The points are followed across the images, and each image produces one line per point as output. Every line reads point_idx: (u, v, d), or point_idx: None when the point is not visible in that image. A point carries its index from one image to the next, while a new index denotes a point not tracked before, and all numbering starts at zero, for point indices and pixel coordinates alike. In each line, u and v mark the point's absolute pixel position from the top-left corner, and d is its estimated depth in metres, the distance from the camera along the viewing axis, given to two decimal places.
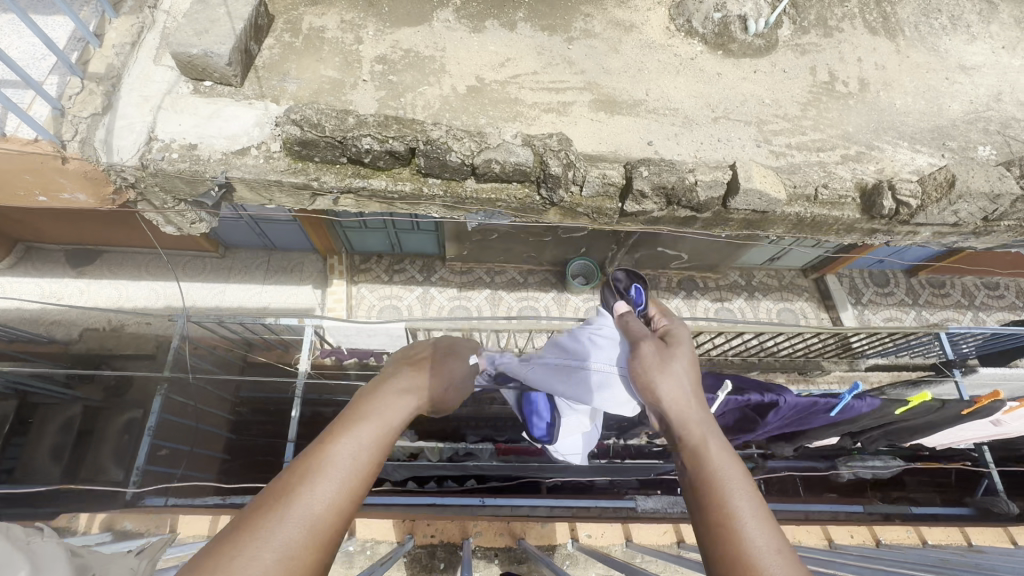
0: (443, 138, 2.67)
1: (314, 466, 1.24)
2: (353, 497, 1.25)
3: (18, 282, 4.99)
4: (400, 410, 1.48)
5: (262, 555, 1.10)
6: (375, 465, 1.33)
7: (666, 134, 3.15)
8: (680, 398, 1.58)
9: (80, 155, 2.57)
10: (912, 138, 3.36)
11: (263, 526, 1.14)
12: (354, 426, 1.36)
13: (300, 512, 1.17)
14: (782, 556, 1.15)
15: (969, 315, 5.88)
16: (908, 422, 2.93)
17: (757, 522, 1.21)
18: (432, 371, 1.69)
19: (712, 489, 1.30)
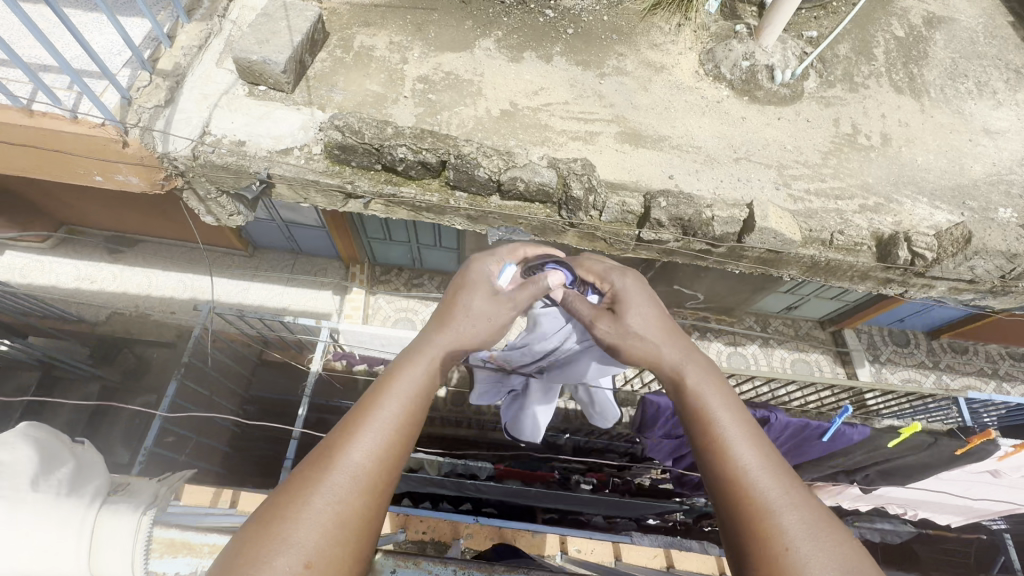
0: (474, 154, 2.83)
1: (350, 425, 1.30)
2: (390, 446, 1.31)
3: (59, 262, 5.25)
4: (429, 365, 1.50)
5: (317, 507, 1.16)
6: (415, 419, 1.37)
7: (687, 169, 3.27)
8: (659, 347, 1.64)
9: (139, 141, 2.78)
10: (932, 194, 3.40)
11: (311, 482, 1.20)
12: (389, 386, 1.40)
13: (343, 466, 1.23)
14: (765, 464, 1.35)
15: (991, 383, 5.73)
16: (901, 459, 2.86)
17: (742, 441, 1.40)
18: (450, 322, 1.62)
19: (702, 424, 1.44)
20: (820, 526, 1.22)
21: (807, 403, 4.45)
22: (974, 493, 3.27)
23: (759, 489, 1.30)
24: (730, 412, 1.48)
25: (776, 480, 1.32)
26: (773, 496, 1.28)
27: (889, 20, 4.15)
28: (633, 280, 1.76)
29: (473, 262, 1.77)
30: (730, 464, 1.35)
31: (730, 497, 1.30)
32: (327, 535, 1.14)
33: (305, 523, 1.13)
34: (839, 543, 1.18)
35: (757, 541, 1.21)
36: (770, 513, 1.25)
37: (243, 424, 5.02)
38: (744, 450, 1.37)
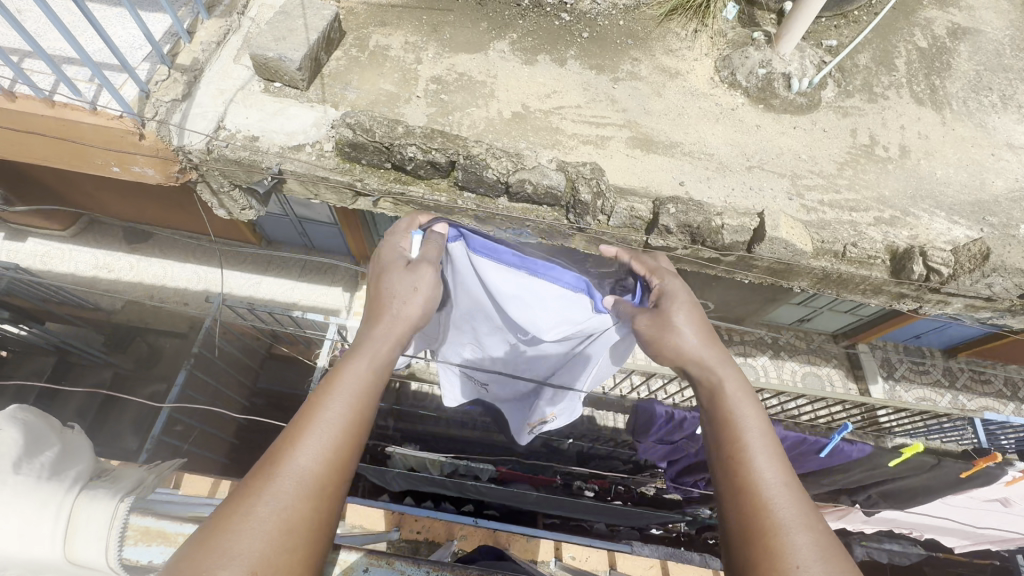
0: (483, 155, 2.83)
1: (299, 426, 1.27)
2: (341, 446, 1.27)
3: (78, 250, 5.35)
4: (371, 360, 1.49)
5: (261, 509, 1.12)
6: (362, 415, 1.35)
7: (698, 177, 3.23)
8: (695, 349, 1.68)
9: (156, 134, 2.83)
10: (951, 209, 3.32)
11: (254, 491, 1.15)
12: (333, 386, 1.37)
13: (290, 470, 1.19)
14: (786, 484, 1.31)
15: (1009, 405, 5.57)
16: (906, 482, 2.79)
17: (767, 457, 1.37)
18: (381, 314, 1.64)
19: (731, 430, 1.45)
20: (829, 552, 1.16)
21: (816, 417, 4.35)
22: (984, 517, 3.18)
23: (774, 505, 1.27)
24: (759, 427, 1.46)
25: (795, 503, 1.27)
26: (786, 515, 1.24)
27: (912, 30, 4.08)
28: (677, 284, 1.87)
29: (382, 251, 1.83)
30: (749, 476, 1.34)
31: (746, 511, 1.28)
32: (272, 538, 1.09)
33: (249, 532, 1.08)
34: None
35: (765, 555, 1.18)
36: (781, 531, 1.21)
37: (249, 416, 5.07)
38: (767, 465, 1.35)
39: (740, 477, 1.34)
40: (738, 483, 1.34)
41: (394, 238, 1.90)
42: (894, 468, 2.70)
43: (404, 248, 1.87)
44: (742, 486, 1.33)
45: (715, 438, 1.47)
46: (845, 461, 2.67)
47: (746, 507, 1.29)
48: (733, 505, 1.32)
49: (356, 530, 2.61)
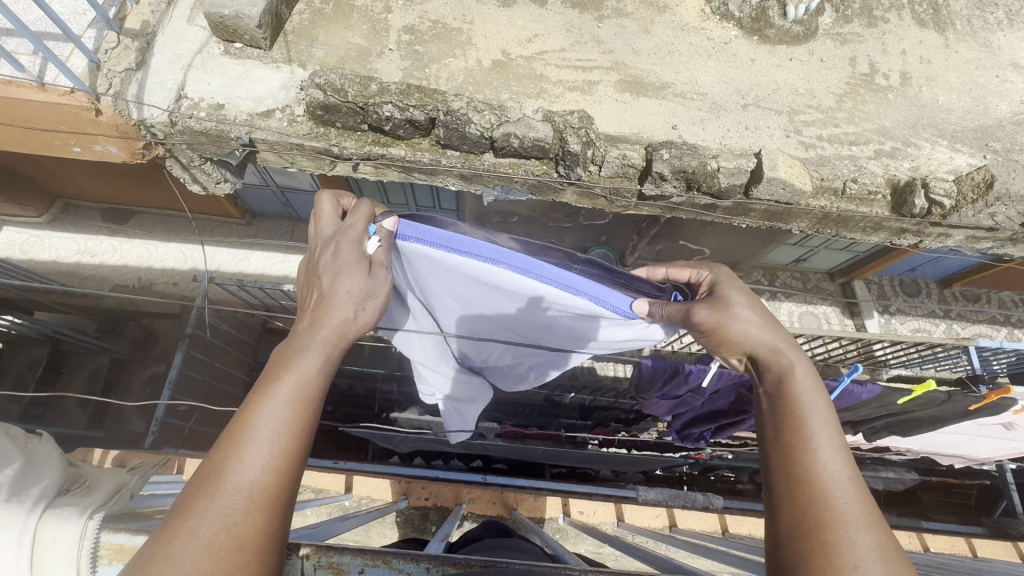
0: (464, 110, 2.67)
1: (242, 434, 1.12)
2: (291, 455, 1.14)
3: (55, 236, 5.15)
4: (322, 360, 1.32)
5: (200, 529, 0.98)
6: (310, 417, 1.21)
7: (692, 119, 3.08)
8: (761, 335, 1.58)
9: (113, 108, 2.64)
10: (953, 137, 3.20)
11: (194, 510, 1.01)
12: (281, 388, 1.22)
13: (234, 485, 1.05)
14: (850, 481, 1.22)
15: (1003, 331, 5.63)
16: (917, 415, 2.81)
17: (831, 450, 1.29)
18: (327, 310, 1.42)
19: (794, 417, 1.38)
20: (888, 552, 1.09)
21: (815, 355, 4.37)
22: (980, 443, 3.25)
23: (839, 500, 1.19)
24: (824, 417, 1.36)
25: (858, 497, 1.19)
26: (847, 511, 1.16)
27: None
28: (728, 275, 1.77)
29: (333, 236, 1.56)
30: (809, 467, 1.26)
31: (802, 507, 1.21)
32: (212, 562, 0.95)
33: (189, 555, 0.94)
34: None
35: (823, 550, 1.11)
36: (841, 526, 1.14)
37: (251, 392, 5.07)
38: (832, 457, 1.26)
39: (798, 468, 1.28)
40: (801, 475, 1.26)
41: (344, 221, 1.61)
42: (901, 404, 2.71)
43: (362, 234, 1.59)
44: (800, 479, 1.26)
45: (778, 427, 1.39)
46: (853, 401, 2.66)
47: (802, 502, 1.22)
48: (787, 494, 1.26)
49: (366, 502, 2.63)
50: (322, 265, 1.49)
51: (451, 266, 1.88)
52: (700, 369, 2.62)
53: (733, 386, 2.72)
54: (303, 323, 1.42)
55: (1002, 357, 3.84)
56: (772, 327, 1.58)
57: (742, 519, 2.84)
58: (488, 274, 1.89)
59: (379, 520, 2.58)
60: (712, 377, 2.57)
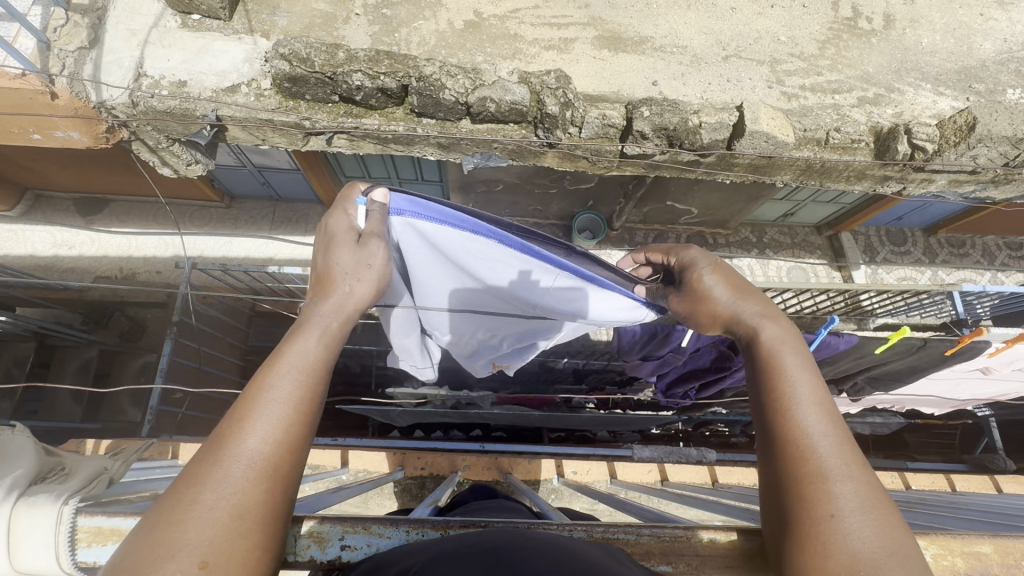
0: (436, 75, 2.58)
1: (247, 405, 1.08)
2: (294, 429, 1.09)
3: (29, 229, 5.01)
4: (326, 335, 1.27)
5: (202, 497, 0.94)
6: (318, 393, 1.16)
7: (672, 74, 3.01)
8: (735, 307, 1.53)
9: (68, 91, 2.52)
10: (936, 80, 3.15)
11: (197, 476, 0.97)
12: (286, 361, 1.17)
13: (238, 454, 1.01)
14: (835, 436, 1.16)
15: (987, 275, 5.69)
16: (892, 365, 2.89)
17: (813, 406, 1.21)
18: (332, 287, 1.39)
19: (771, 377, 1.29)
20: (869, 502, 1.05)
21: (802, 308, 4.42)
22: (961, 386, 3.33)
23: (821, 451, 1.14)
24: (800, 373, 1.29)
25: (839, 452, 1.13)
26: (831, 463, 1.11)
27: None
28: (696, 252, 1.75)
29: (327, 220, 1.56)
30: (788, 428, 1.19)
31: (785, 466, 1.15)
32: (210, 531, 0.91)
33: (192, 524, 0.91)
34: (899, 536, 1.01)
35: (805, 506, 1.07)
36: (822, 482, 1.09)
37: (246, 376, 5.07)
38: (813, 415, 1.19)
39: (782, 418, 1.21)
40: (782, 437, 1.19)
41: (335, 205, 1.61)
42: (879, 354, 2.78)
43: (349, 215, 1.60)
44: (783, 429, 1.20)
45: (758, 385, 1.32)
46: (832, 352, 2.67)
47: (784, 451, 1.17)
48: (769, 444, 1.22)
49: (362, 475, 2.68)
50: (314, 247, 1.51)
51: (439, 239, 1.93)
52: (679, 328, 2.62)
53: (712, 343, 2.74)
54: (312, 296, 1.38)
55: (984, 299, 3.90)
56: (746, 293, 1.54)
57: (731, 470, 2.92)
58: (476, 246, 1.95)
59: (376, 491, 2.64)
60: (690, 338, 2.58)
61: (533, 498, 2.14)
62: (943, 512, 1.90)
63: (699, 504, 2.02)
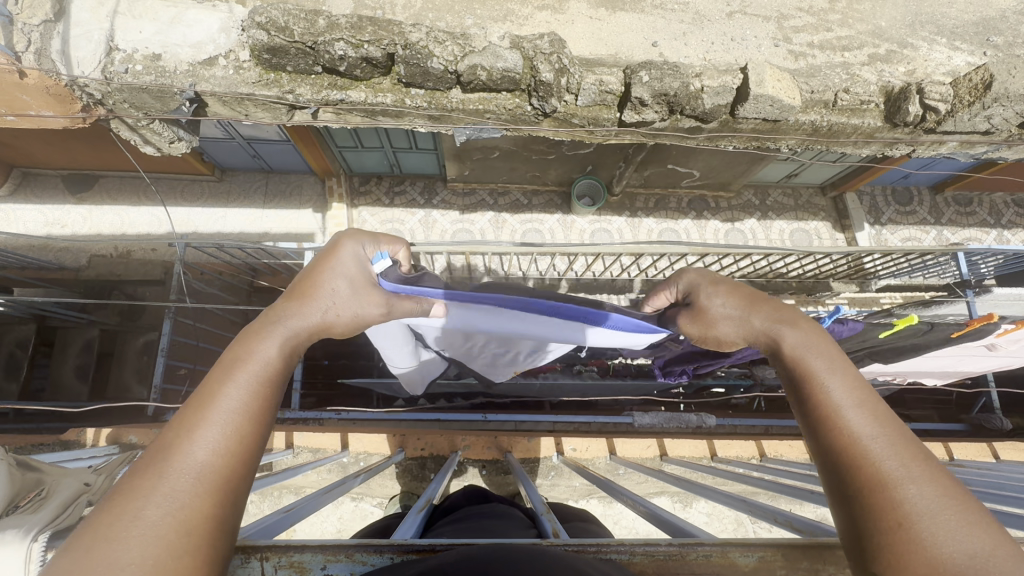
0: (423, 42, 2.46)
1: (197, 413, 1.06)
2: (245, 442, 1.07)
3: (20, 209, 4.91)
4: (279, 344, 1.25)
5: (144, 511, 0.93)
6: (270, 403, 1.15)
7: (673, 33, 2.85)
8: (748, 322, 1.47)
9: (38, 67, 2.39)
10: (952, 33, 2.98)
11: (140, 490, 0.95)
12: (237, 367, 1.15)
13: (185, 468, 0.99)
14: (887, 435, 1.11)
15: (993, 233, 5.56)
16: (892, 345, 2.83)
17: (858, 408, 1.16)
18: (309, 298, 1.41)
19: (809, 378, 1.25)
20: (938, 492, 1.01)
21: (805, 271, 4.33)
22: (965, 362, 3.30)
23: (876, 455, 1.08)
24: (833, 368, 1.25)
25: (896, 451, 1.08)
26: (889, 466, 1.06)
27: None
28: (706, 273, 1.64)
29: (344, 240, 1.55)
30: (843, 423, 1.15)
31: (842, 462, 1.11)
32: (154, 550, 0.90)
33: (134, 539, 0.90)
34: (976, 527, 0.96)
35: (875, 500, 1.03)
36: (887, 476, 1.05)
37: None
38: (857, 414, 1.15)
39: (830, 424, 1.16)
40: (834, 434, 1.15)
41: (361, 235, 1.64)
42: (884, 337, 2.73)
43: (367, 251, 1.59)
44: (831, 438, 1.15)
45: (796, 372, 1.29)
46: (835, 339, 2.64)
47: (840, 461, 1.12)
48: (824, 455, 1.16)
49: (363, 457, 2.75)
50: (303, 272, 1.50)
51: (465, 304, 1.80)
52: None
53: None
54: (284, 302, 1.37)
55: (991, 261, 3.81)
56: (762, 302, 1.48)
57: (729, 443, 2.95)
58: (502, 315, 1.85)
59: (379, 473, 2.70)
60: None
61: (529, 485, 2.18)
62: None
63: (691, 484, 2.06)
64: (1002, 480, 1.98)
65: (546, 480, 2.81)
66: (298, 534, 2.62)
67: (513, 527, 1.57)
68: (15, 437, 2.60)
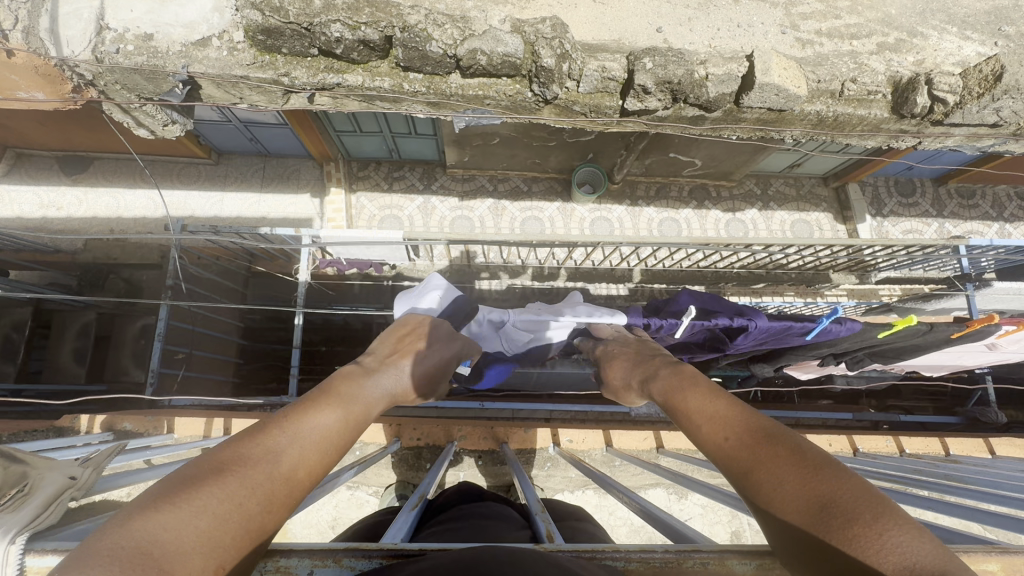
0: (422, 25, 2.41)
1: (304, 428, 1.20)
2: (328, 468, 1.21)
3: (15, 190, 4.85)
4: (372, 404, 1.48)
5: (250, 504, 1.01)
6: (350, 441, 1.30)
7: (678, 19, 2.78)
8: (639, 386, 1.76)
9: (25, 46, 2.32)
10: (964, 22, 2.91)
11: (252, 483, 1.04)
12: (351, 402, 1.39)
13: (284, 472, 1.10)
14: (739, 434, 1.23)
15: (995, 227, 5.52)
16: (890, 345, 2.80)
17: (717, 416, 1.31)
18: (395, 372, 1.68)
19: (683, 413, 1.41)
20: (779, 460, 1.10)
21: (805, 261, 4.29)
22: (963, 361, 3.29)
23: (738, 451, 1.19)
24: (696, 397, 1.42)
25: (749, 441, 1.19)
26: (749, 459, 1.16)
27: None
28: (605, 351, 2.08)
29: (458, 345, 1.97)
30: (706, 430, 1.31)
31: (720, 468, 1.24)
32: (239, 535, 0.97)
33: (231, 524, 0.97)
34: (820, 477, 1.03)
35: (747, 489, 1.14)
36: (744, 463, 1.17)
37: (248, 337, 4.79)
38: (715, 423, 1.29)
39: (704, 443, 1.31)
40: (707, 446, 1.29)
41: (452, 336, 2.01)
42: (881, 338, 2.70)
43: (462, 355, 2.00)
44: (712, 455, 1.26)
45: (670, 404, 1.48)
46: (833, 339, 2.64)
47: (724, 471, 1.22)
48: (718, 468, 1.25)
49: (359, 446, 2.75)
50: (387, 348, 1.82)
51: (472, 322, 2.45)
52: (671, 322, 2.48)
53: (708, 331, 2.59)
54: (379, 374, 1.62)
55: (993, 254, 3.77)
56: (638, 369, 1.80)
57: None
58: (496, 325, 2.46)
59: (375, 462, 2.71)
60: (685, 328, 2.45)
61: (524, 479, 2.19)
62: (930, 486, 1.92)
63: (684, 478, 2.06)
64: (997, 479, 1.98)
65: (541, 471, 2.82)
66: (294, 522, 2.63)
67: (507, 527, 1.55)
68: (9, 424, 2.58)
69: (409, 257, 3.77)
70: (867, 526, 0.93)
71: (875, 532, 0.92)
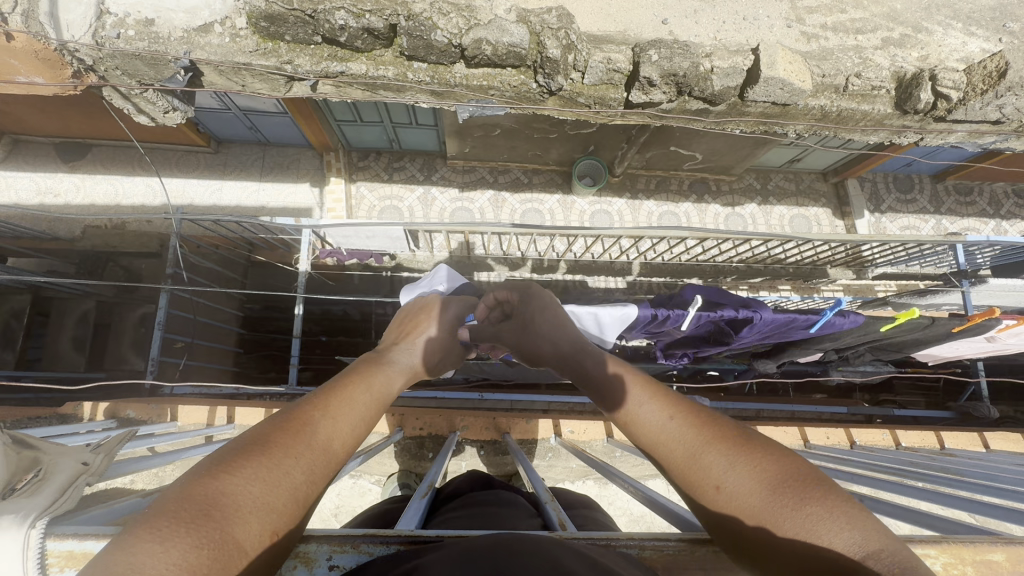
0: (427, 13, 2.40)
1: (332, 401, 1.19)
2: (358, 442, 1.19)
3: (13, 176, 4.81)
4: (395, 378, 1.47)
5: (291, 471, 1.00)
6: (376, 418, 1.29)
7: (684, 11, 2.77)
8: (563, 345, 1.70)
9: (25, 30, 2.29)
10: (969, 18, 2.91)
11: (289, 450, 1.03)
12: (372, 378, 1.37)
13: (317, 442, 1.09)
14: (676, 417, 1.21)
15: (992, 224, 5.55)
16: (895, 339, 2.85)
17: (649, 398, 1.28)
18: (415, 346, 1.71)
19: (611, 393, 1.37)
20: (726, 444, 1.10)
21: (805, 255, 4.30)
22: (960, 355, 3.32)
23: (673, 434, 1.18)
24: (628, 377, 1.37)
25: (687, 425, 1.18)
26: (686, 444, 1.15)
27: None
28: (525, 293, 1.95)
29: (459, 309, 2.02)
30: (641, 411, 1.26)
31: (659, 456, 1.20)
32: (283, 503, 0.97)
33: (278, 492, 0.96)
34: (768, 459, 1.05)
35: (689, 472, 1.13)
36: (690, 447, 1.14)
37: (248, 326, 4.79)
38: (648, 404, 1.26)
39: (631, 425, 1.27)
40: (639, 428, 1.25)
41: (450, 307, 2.02)
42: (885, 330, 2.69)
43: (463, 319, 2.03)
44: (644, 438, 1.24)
45: (597, 382, 1.44)
46: (835, 331, 2.65)
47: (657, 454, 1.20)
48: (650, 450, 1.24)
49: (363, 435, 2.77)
50: (398, 328, 1.83)
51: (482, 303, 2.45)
52: (678, 313, 2.50)
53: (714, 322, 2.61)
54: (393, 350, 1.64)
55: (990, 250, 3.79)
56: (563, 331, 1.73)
57: None
58: None
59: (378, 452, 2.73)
60: (691, 319, 2.48)
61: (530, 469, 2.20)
62: (929, 479, 1.95)
63: None
64: (994, 471, 2.01)
65: (543, 461, 2.85)
66: None
67: (518, 515, 1.57)
68: (11, 411, 2.57)
69: (410, 247, 3.77)
70: (822, 507, 0.93)
71: (828, 504, 0.93)
